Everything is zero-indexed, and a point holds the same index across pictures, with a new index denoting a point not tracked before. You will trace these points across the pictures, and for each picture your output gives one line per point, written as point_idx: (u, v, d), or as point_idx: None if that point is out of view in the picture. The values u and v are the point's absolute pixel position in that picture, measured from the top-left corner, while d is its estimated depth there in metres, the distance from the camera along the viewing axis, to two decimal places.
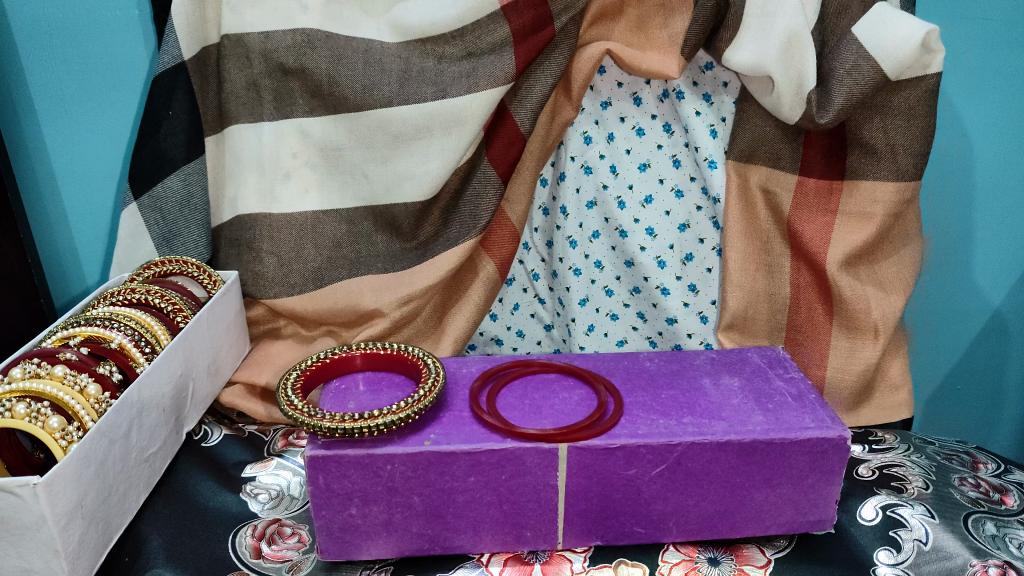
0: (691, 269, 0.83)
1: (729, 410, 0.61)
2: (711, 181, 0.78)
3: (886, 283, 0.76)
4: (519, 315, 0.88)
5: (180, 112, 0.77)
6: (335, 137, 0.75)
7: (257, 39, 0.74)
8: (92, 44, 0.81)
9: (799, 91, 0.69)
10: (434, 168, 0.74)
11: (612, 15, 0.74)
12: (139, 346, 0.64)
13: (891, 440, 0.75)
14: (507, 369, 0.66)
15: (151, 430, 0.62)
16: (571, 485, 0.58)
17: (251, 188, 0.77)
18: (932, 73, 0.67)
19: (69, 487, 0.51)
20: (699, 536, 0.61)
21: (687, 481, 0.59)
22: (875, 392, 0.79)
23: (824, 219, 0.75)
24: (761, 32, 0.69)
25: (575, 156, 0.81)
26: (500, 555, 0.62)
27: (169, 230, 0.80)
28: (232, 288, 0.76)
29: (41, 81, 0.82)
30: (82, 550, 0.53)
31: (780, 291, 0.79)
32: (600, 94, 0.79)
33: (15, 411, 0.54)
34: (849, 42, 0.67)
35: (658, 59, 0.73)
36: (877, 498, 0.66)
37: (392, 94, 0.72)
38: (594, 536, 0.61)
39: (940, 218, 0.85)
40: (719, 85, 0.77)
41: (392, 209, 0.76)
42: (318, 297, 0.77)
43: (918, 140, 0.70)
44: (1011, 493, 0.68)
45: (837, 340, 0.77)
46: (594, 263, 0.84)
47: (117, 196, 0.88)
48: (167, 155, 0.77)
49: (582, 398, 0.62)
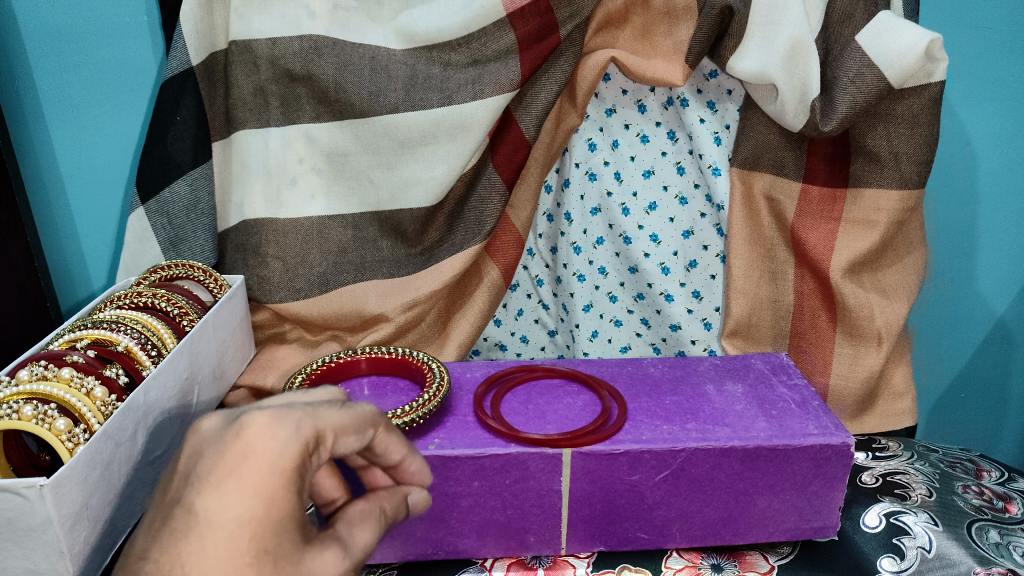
0: (695, 276, 0.84)
1: (732, 416, 0.61)
2: (716, 188, 0.79)
3: (890, 290, 0.75)
4: (523, 321, 0.89)
5: (187, 117, 0.78)
6: (341, 142, 0.76)
7: (263, 45, 0.74)
8: (101, 50, 0.82)
9: (803, 99, 0.69)
10: (439, 175, 0.74)
11: (617, 23, 0.75)
12: (145, 349, 0.64)
13: (894, 447, 0.75)
14: (512, 373, 0.67)
15: (158, 434, 0.62)
16: (574, 490, 0.58)
17: (257, 193, 0.77)
18: (935, 82, 0.67)
19: (75, 489, 0.51)
20: (702, 542, 0.62)
21: (690, 487, 0.59)
22: (878, 400, 0.79)
23: (828, 227, 0.75)
24: (765, 40, 0.69)
25: (580, 163, 0.81)
26: (504, 559, 0.62)
27: (176, 235, 0.80)
28: (239, 292, 0.75)
29: (50, 86, 0.83)
30: (88, 552, 0.53)
31: (784, 298, 0.79)
32: (605, 102, 0.79)
33: (22, 414, 0.55)
34: (854, 50, 0.67)
35: (662, 67, 0.73)
36: (880, 506, 0.65)
37: (398, 100, 0.73)
38: (597, 542, 0.61)
39: (943, 226, 0.86)
40: (722, 93, 0.78)
41: (398, 214, 0.77)
42: (324, 302, 0.78)
43: (922, 148, 0.70)
44: (1014, 501, 0.68)
45: (840, 347, 0.77)
46: (598, 269, 0.85)
47: (123, 201, 0.89)
48: (174, 160, 0.78)
49: (586, 403, 0.63)
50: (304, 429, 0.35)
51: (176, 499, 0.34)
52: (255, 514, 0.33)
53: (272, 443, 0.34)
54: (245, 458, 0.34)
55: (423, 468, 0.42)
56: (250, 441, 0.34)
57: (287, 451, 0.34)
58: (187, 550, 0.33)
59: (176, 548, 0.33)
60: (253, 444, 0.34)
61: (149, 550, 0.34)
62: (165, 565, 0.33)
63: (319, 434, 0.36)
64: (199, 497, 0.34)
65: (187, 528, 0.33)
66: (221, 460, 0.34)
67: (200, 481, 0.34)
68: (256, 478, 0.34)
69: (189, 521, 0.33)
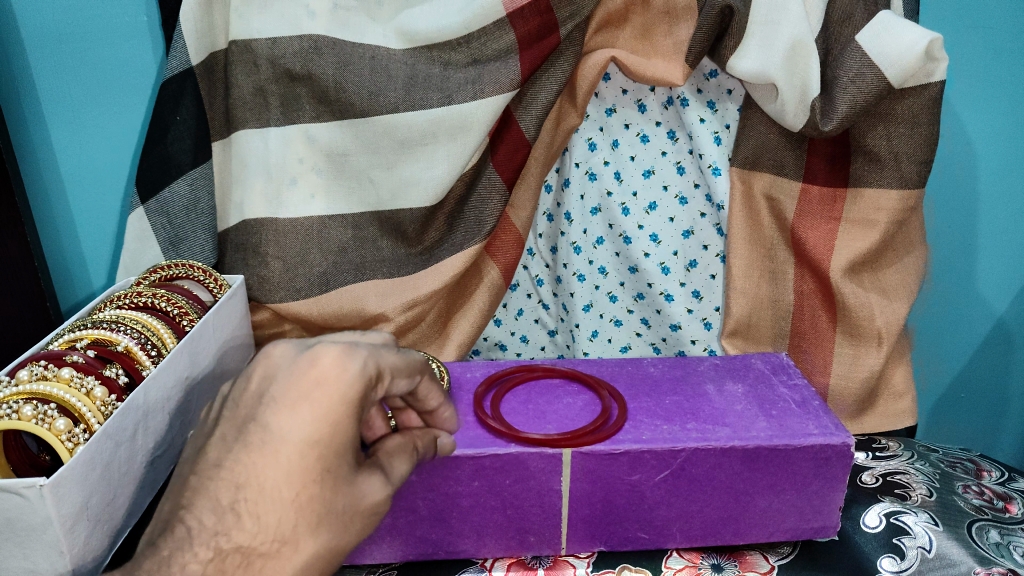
0: (695, 276, 0.84)
1: (732, 416, 0.61)
2: (716, 188, 0.79)
3: (891, 290, 0.75)
4: (523, 321, 0.89)
5: (187, 117, 0.78)
6: (341, 142, 0.76)
7: (263, 45, 0.74)
8: (101, 50, 0.82)
9: (803, 99, 0.69)
10: (439, 175, 0.74)
11: (617, 22, 0.75)
12: (145, 349, 0.64)
13: (894, 447, 0.75)
14: (512, 374, 0.67)
15: (157, 434, 0.62)
16: (575, 490, 0.58)
17: (257, 194, 0.77)
18: (935, 81, 0.67)
19: (75, 489, 0.51)
20: (703, 542, 0.61)
21: (690, 487, 0.59)
22: (878, 400, 0.78)
23: (828, 226, 0.75)
24: (765, 39, 0.69)
25: (580, 163, 0.81)
26: (504, 559, 0.62)
27: (175, 235, 0.80)
28: (238, 292, 0.75)
29: (49, 86, 0.83)
30: (88, 552, 0.53)
31: (784, 298, 0.79)
32: (605, 101, 0.79)
33: (22, 414, 0.55)
34: (854, 50, 0.67)
35: (662, 67, 0.73)
36: (880, 505, 0.65)
37: (398, 100, 0.73)
38: (597, 542, 0.61)
39: (944, 226, 0.86)
40: (723, 93, 0.78)
41: (398, 214, 0.77)
42: (324, 302, 0.77)
43: (923, 147, 0.70)
44: (1014, 501, 0.68)
45: (840, 347, 0.77)
46: (598, 269, 0.85)
47: (123, 201, 0.89)
48: (174, 160, 0.78)
49: (586, 403, 0.63)
50: (368, 364, 0.43)
51: (250, 417, 0.41)
52: (322, 432, 0.41)
53: (343, 376, 0.42)
54: (319, 384, 0.41)
55: (453, 416, 0.53)
56: (322, 369, 0.42)
57: (354, 381, 0.42)
58: (261, 461, 0.40)
59: (253, 458, 0.40)
60: (327, 372, 0.42)
61: (226, 458, 0.40)
62: (241, 472, 0.40)
63: (378, 372, 0.44)
64: (276, 414, 0.41)
65: (264, 440, 0.40)
66: (296, 384, 0.42)
67: (277, 402, 0.41)
68: (328, 403, 0.41)
69: (265, 435, 0.40)
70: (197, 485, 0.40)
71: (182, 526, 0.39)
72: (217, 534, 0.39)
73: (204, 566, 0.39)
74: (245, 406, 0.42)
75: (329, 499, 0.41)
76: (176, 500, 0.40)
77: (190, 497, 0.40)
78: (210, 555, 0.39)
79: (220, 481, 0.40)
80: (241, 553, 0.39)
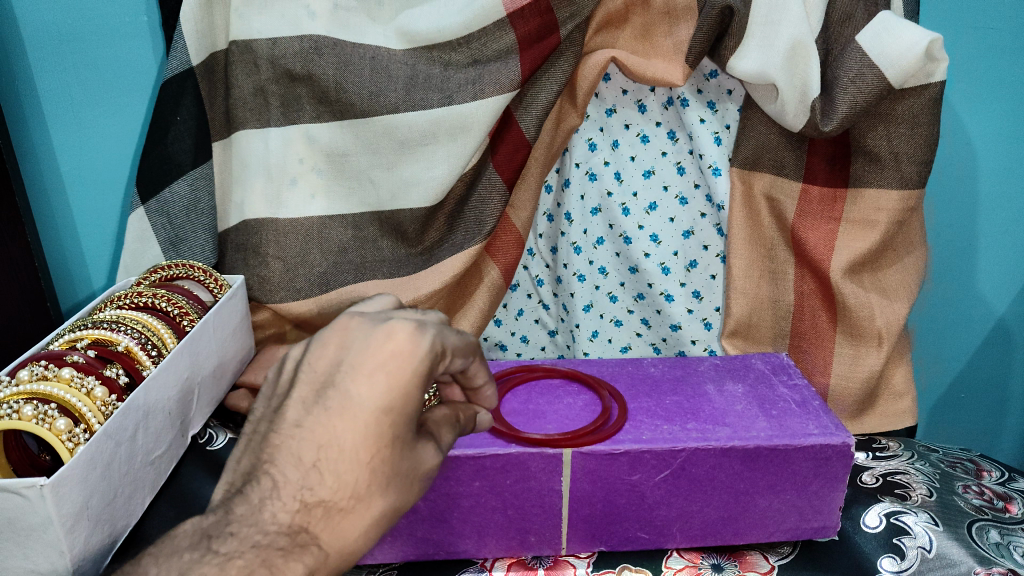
0: (695, 276, 0.84)
1: (732, 416, 0.61)
2: (717, 188, 0.79)
3: (891, 290, 0.75)
4: (523, 321, 0.89)
5: (187, 117, 0.78)
6: (341, 142, 0.76)
7: (264, 46, 0.74)
8: (101, 51, 0.82)
9: (803, 99, 0.69)
10: (439, 175, 0.74)
11: (617, 23, 0.75)
12: (145, 349, 0.64)
13: (894, 447, 0.75)
14: (516, 373, 0.67)
15: (158, 434, 0.62)
16: (575, 490, 0.58)
17: (257, 194, 0.76)
18: (935, 82, 0.67)
19: (76, 489, 0.51)
20: (703, 542, 0.61)
21: (690, 487, 0.59)
22: (879, 400, 0.78)
23: (828, 227, 0.75)
24: (765, 40, 0.69)
25: (580, 163, 0.81)
26: (504, 559, 0.62)
27: (176, 235, 0.80)
28: (239, 292, 0.75)
29: (49, 86, 0.83)
30: (88, 552, 0.53)
31: (784, 298, 0.79)
32: (605, 102, 0.79)
33: (22, 414, 0.55)
34: (854, 50, 0.67)
35: (663, 67, 0.73)
36: (881, 506, 0.65)
37: (398, 100, 0.73)
38: (597, 542, 0.61)
39: (944, 226, 0.86)
40: (723, 93, 0.78)
41: (398, 214, 0.77)
42: (324, 302, 0.77)
43: (922, 148, 0.70)
44: (1014, 501, 0.68)
45: (840, 347, 0.77)
46: (598, 269, 0.85)
47: (123, 201, 0.89)
48: (174, 160, 0.78)
49: (587, 403, 0.63)
50: (437, 342, 0.42)
51: (329, 380, 0.41)
52: (395, 403, 0.40)
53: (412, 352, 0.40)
54: (393, 357, 0.40)
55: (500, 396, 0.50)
56: (398, 343, 0.40)
57: (426, 358, 0.41)
58: (337, 425, 0.39)
59: (329, 420, 0.39)
60: (400, 347, 0.40)
61: (301, 424, 0.40)
62: (318, 436, 0.39)
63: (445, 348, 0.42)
64: (354, 381, 0.40)
65: (341, 407, 0.40)
66: (371, 355, 0.40)
67: (355, 369, 0.40)
68: (398, 378, 0.40)
69: (340, 404, 0.40)
70: (278, 440, 0.40)
71: (267, 477, 0.39)
72: (299, 488, 0.39)
73: (288, 516, 0.38)
74: (322, 369, 0.41)
75: (395, 464, 0.41)
76: (258, 453, 0.40)
77: (273, 450, 0.40)
78: (295, 506, 0.38)
79: (297, 443, 0.39)
80: (323, 507, 0.39)
